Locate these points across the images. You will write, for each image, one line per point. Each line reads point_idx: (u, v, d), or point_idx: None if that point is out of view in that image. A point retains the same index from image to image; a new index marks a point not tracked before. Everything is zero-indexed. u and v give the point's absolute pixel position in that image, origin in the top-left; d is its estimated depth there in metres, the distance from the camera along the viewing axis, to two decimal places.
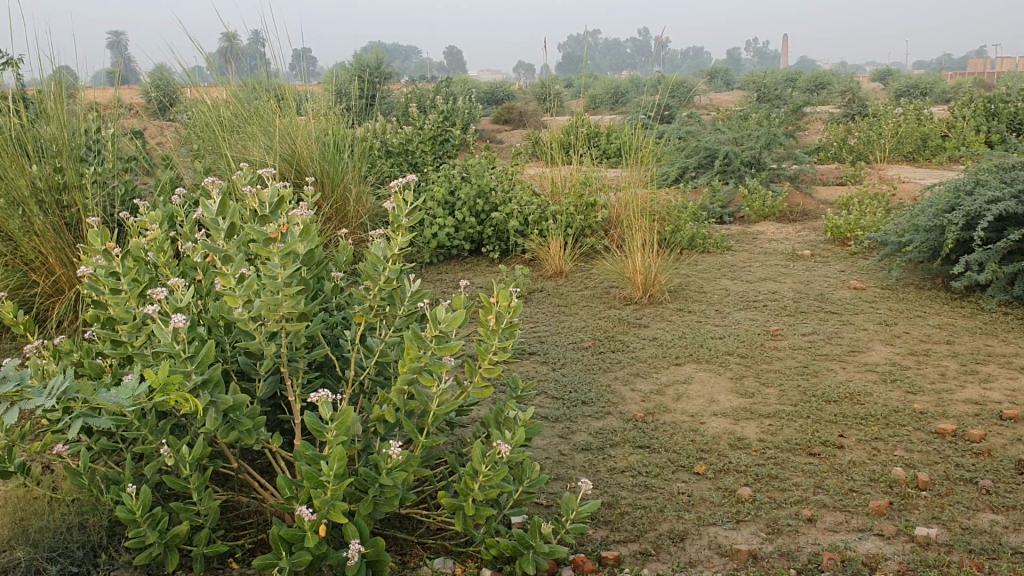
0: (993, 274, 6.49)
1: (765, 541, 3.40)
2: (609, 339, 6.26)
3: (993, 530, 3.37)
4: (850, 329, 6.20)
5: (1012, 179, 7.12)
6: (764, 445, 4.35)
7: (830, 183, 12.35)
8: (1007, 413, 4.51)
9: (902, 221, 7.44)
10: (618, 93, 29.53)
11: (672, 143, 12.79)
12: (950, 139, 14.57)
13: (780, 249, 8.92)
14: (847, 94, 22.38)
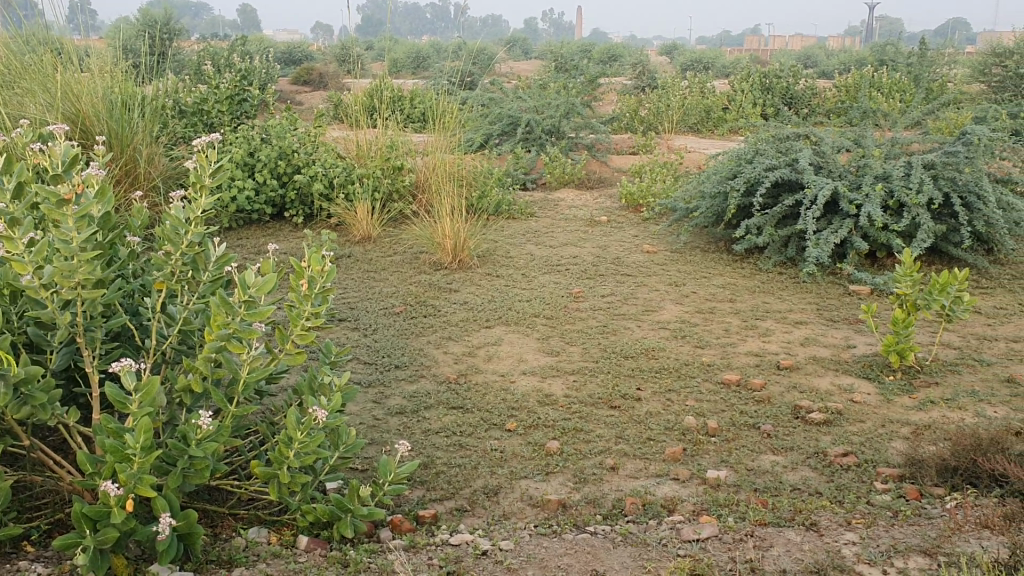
0: (770, 237, 7.03)
1: (573, 490, 3.57)
2: (419, 303, 6.30)
3: (773, 470, 3.69)
4: (644, 290, 6.55)
5: (786, 149, 7.70)
6: (569, 400, 4.55)
7: (624, 152, 12.91)
8: (784, 362, 4.92)
9: (690, 188, 7.90)
10: (420, 58, 29.43)
11: (476, 110, 12.93)
12: (731, 111, 15.56)
13: (580, 215, 9.26)
14: (638, 67, 23.35)
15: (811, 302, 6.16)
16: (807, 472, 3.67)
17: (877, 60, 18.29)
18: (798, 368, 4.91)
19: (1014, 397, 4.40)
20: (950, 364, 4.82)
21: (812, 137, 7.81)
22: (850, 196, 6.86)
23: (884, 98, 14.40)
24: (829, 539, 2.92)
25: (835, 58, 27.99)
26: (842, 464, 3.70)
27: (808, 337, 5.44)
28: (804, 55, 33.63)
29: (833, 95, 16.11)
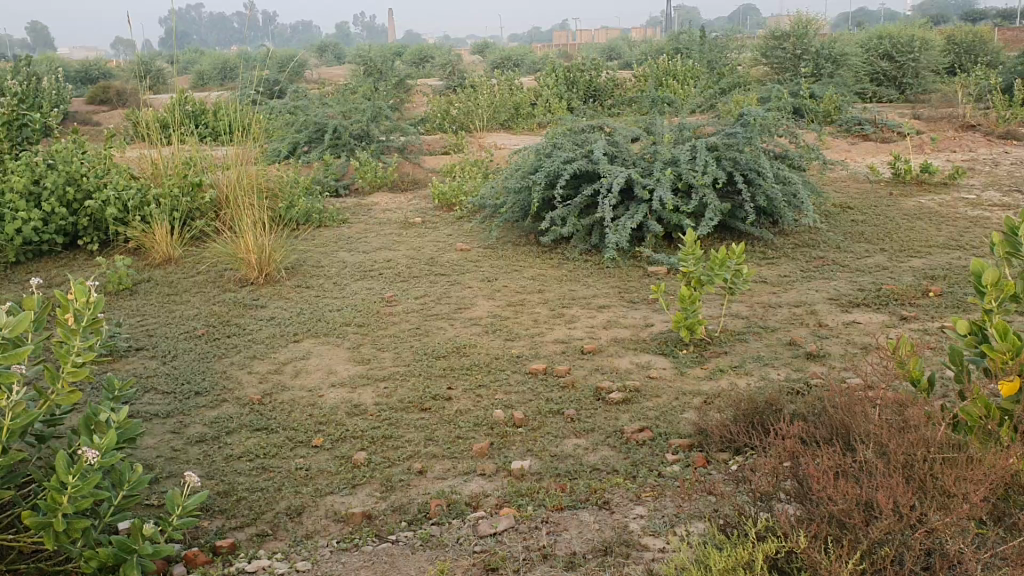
0: (574, 227, 7.22)
1: (380, 500, 3.54)
2: (223, 324, 6.08)
3: (575, 452, 3.79)
4: (456, 288, 6.58)
5: (582, 140, 7.92)
6: (379, 408, 4.51)
7: (437, 152, 12.92)
8: (587, 347, 5.06)
9: (495, 184, 8.00)
10: (227, 68, 28.34)
11: (282, 120, 12.61)
12: (539, 106, 15.85)
13: (393, 218, 9.20)
14: (447, 68, 23.45)
15: (613, 286, 6.37)
16: (606, 451, 3.79)
17: (672, 49, 19.07)
18: (601, 351, 5.07)
19: (796, 359, 4.69)
20: (738, 333, 5.10)
21: (606, 128, 8.06)
22: (643, 181, 7.14)
23: (678, 85, 15.04)
24: (619, 515, 3.08)
25: (637, 47, 28.97)
26: (638, 440, 3.84)
27: (610, 320, 5.62)
28: (608, 47, 34.73)
29: (634, 85, 16.71)
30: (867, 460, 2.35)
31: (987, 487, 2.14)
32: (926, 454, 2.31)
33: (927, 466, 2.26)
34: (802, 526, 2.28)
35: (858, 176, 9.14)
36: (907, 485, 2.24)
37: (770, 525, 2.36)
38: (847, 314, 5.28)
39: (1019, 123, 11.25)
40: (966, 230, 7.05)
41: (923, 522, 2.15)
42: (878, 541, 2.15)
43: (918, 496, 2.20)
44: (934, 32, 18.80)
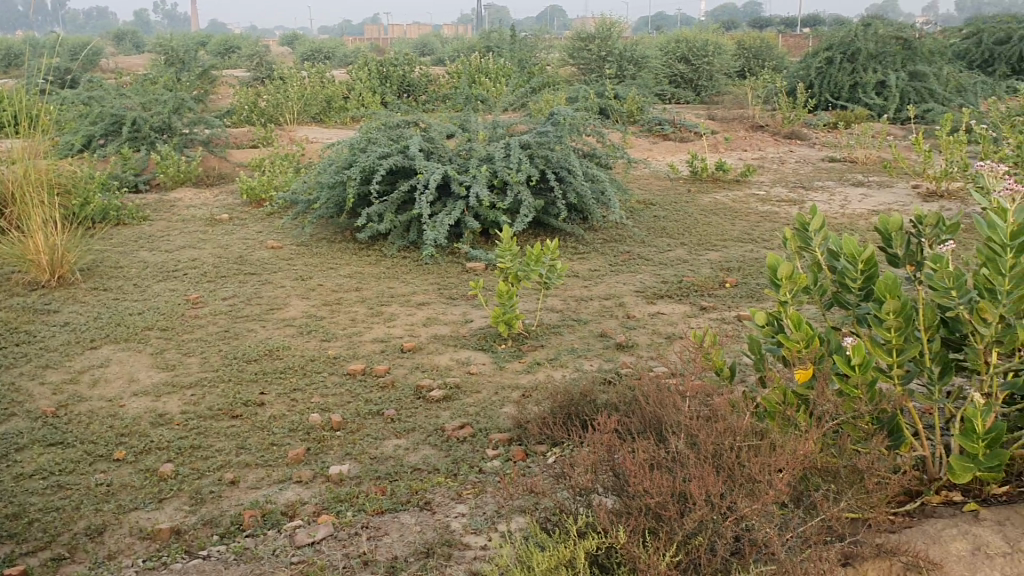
0: (391, 224, 7.14)
1: (189, 514, 3.35)
2: (10, 331, 5.60)
3: (395, 454, 3.74)
4: (268, 288, 6.36)
5: (397, 136, 7.84)
6: (187, 416, 4.28)
7: (245, 146, 12.47)
8: (405, 345, 5.01)
9: (308, 179, 7.79)
10: (9, 54, 26.21)
11: (73, 111, 11.78)
12: (351, 100, 15.60)
13: (199, 215, 8.79)
14: (255, 59, 22.69)
15: (431, 283, 6.35)
16: (426, 450, 3.76)
17: (483, 47, 19.26)
18: (419, 349, 5.03)
19: (608, 350, 4.82)
20: (553, 327, 5.20)
21: (420, 124, 8.02)
22: (459, 178, 7.15)
23: (490, 82, 15.19)
24: (441, 515, 3.07)
25: (451, 43, 29.06)
26: (457, 437, 3.84)
27: (428, 317, 5.59)
28: (420, 43, 34.69)
29: (446, 81, 16.76)
30: (680, 451, 2.36)
31: (792, 473, 2.16)
32: (734, 442, 2.32)
33: (736, 454, 2.27)
34: (621, 520, 2.27)
35: (660, 174, 9.56)
36: (717, 473, 2.24)
37: (591, 521, 2.36)
38: (653, 305, 5.49)
39: (802, 124, 12.10)
40: (758, 224, 7.50)
41: (732, 510, 2.18)
42: (691, 532, 2.16)
43: (728, 486, 2.21)
44: (725, 37, 19.91)
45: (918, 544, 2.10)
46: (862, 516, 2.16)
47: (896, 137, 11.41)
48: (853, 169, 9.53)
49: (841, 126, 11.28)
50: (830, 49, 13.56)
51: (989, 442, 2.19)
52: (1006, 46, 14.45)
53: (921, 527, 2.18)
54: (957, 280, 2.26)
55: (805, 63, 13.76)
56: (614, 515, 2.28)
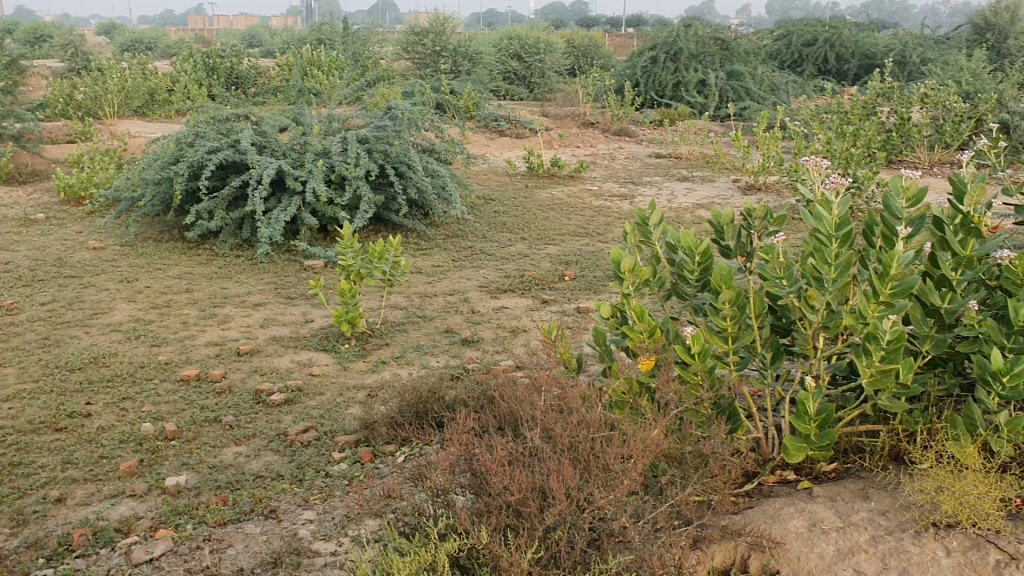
0: (223, 221, 6.86)
1: (10, 537, 3.10)
2: None
3: (236, 461, 3.59)
4: (90, 292, 5.98)
5: (227, 130, 7.52)
6: (3, 432, 3.96)
7: (59, 141, 11.70)
8: (243, 347, 4.83)
9: (132, 175, 7.37)
10: None
11: None
12: (175, 93, 14.91)
13: (9, 215, 8.17)
14: (67, 49, 21.34)
15: (268, 282, 6.15)
16: (269, 456, 3.64)
17: (314, 40, 18.85)
18: (258, 351, 4.86)
19: (452, 345, 4.81)
20: (397, 324, 5.14)
21: (252, 118, 7.73)
22: (294, 173, 6.94)
23: (323, 76, 14.87)
24: (288, 523, 2.98)
25: (280, 36, 28.29)
26: (302, 441, 3.72)
27: (266, 318, 5.41)
28: (247, 35, 33.60)
29: (277, 74, 16.30)
30: (537, 445, 2.17)
31: (645, 462, 2.07)
32: (589, 433, 2.17)
33: (592, 447, 2.12)
34: (479, 519, 2.09)
35: (497, 169, 9.64)
36: (573, 466, 2.09)
37: (448, 521, 2.16)
38: (496, 300, 5.51)
39: (630, 121, 12.49)
40: (593, 219, 7.68)
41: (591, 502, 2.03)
42: (551, 528, 2.00)
43: (584, 479, 2.06)
44: (555, 35, 20.28)
45: (761, 524, 2.15)
46: (704, 499, 2.16)
47: (717, 133, 11.95)
48: (680, 164, 9.92)
49: (666, 123, 11.72)
50: (654, 49, 14.06)
51: (820, 422, 2.28)
52: (813, 48, 15.40)
53: (760, 509, 2.25)
54: (787, 269, 2.35)
55: (632, 62, 14.21)
56: (471, 513, 2.08)
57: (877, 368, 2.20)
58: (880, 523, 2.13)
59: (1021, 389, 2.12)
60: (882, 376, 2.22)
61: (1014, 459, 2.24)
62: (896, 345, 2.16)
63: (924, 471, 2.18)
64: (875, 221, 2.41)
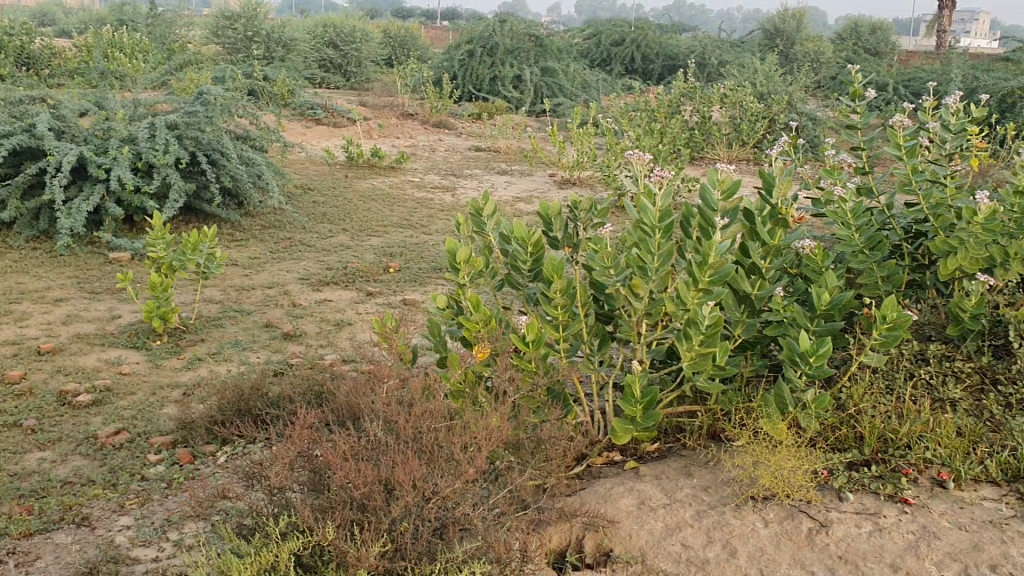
0: (16, 210, 6.36)
1: None
2: None
3: (40, 467, 3.34)
4: None
5: (20, 112, 6.94)
6: None
7: None
8: (43, 346, 4.49)
9: None
10: None
11: None
12: None
13: None
14: None
15: (70, 277, 5.75)
16: (78, 461, 3.41)
17: (114, 20, 17.73)
18: (61, 350, 4.54)
19: (273, 340, 4.67)
20: (214, 319, 4.94)
21: (48, 100, 7.18)
22: (98, 160, 6.50)
23: (124, 58, 14.02)
24: (102, 531, 2.81)
25: (75, 14, 26.47)
26: (114, 444, 3.51)
27: (69, 314, 5.06)
28: (37, 11, 31.18)
29: (73, 54, 15.23)
30: (379, 438, 2.09)
31: (489, 450, 2.05)
32: (431, 424, 2.12)
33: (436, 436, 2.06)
34: (324, 514, 1.99)
35: (315, 159, 9.43)
36: (418, 458, 2.04)
37: (291, 517, 2.04)
38: (318, 292, 5.39)
39: (449, 114, 12.53)
40: (414, 211, 7.65)
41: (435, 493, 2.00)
42: (397, 520, 1.94)
43: (429, 470, 2.01)
44: (370, 25, 20.03)
45: (594, 505, 2.22)
46: (542, 483, 2.19)
47: (533, 127, 12.18)
48: (498, 158, 10.05)
49: (484, 116, 11.83)
50: (471, 43, 14.14)
51: (645, 404, 2.35)
52: (621, 47, 15.97)
53: (592, 490, 2.32)
54: (613, 258, 2.40)
55: (449, 55, 14.24)
56: (315, 508, 1.98)
57: (697, 352, 2.30)
58: (703, 498, 2.25)
59: (823, 368, 2.28)
60: (701, 358, 2.32)
61: (819, 433, 2.42)
62: (714, 329, 2.27)
63: (741, 447, 2.32)
64: (691, 213, 2.52)
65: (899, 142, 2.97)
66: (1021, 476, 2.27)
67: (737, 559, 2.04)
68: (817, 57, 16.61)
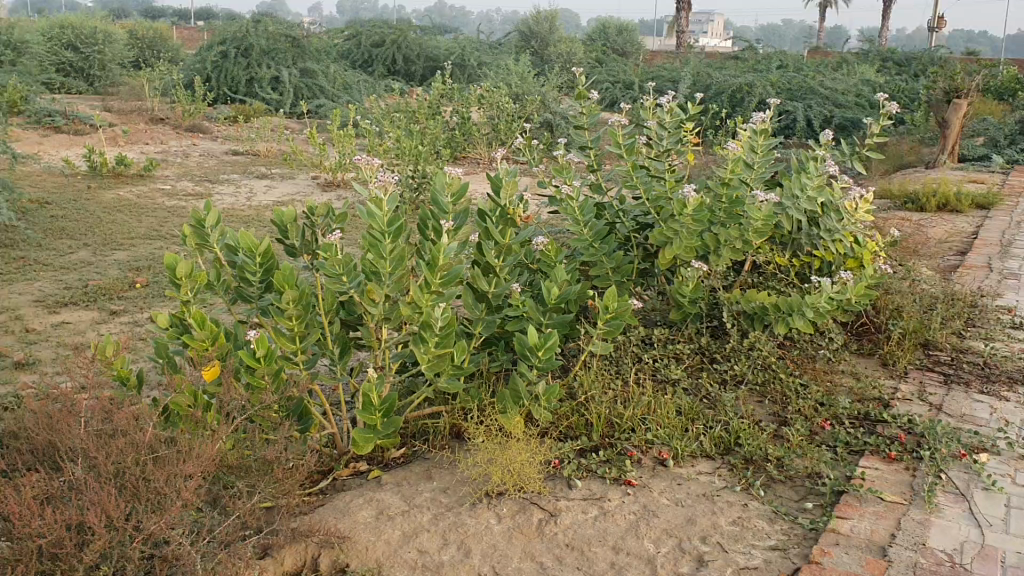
0: None
1: None
2: None
3: None
4: None
5: None
6: None
7: None
8: None
9: None
10: None
11: None
12: None
13: None
14: None
15: None
16: None
17: None
18: None
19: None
20: None
21: None
22: None
23: None
24: None
25: None
26: None
27: None
28: None
29: None
30: (77, 476, 1.89)
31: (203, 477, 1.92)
32: (138, 456, 1.96)
33: (140, 471, 1.90)
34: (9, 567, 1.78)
35: (52, 170, 8.70)
36: (120, 496, 1.87)
37: None
38: (54, 315, 4.95)
39: (202, 117, 11.95)
40: (165, 221, 7.24)
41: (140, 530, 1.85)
42: (95, 566, 1.77)
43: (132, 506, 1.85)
44: (113, 25, 18.73)
45: (331, 520, 2.16)
46: (273, 504, 2.09)
47: (293, 130, 11.84)
48: (257, 162, 9.69)
49: (240, 119, 11.39)
50: (224, 43, 13.55)
51: (385, 411, 2.30)
52: (381, 49, 15.89)
53: (332, 504, 2.26)
54: (347, 265, 2.33)
55: (200, 56, 13.57)
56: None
57: (433, 354, 2.31)
58: (441, 501, 2.26)
59: (552, 360, 2.38)
60: (438, 360, 2.33)
61: (551, 423, 2.50)
62: (447, 331, 2.29)
63: (476, 445, 2.34)
64: (428, 215, 2.52)
65: (619, 140, 3.19)
66: (732, 448, 2.45)
67: (471, 558, 2.03)
68: (570, 57, 17.29)
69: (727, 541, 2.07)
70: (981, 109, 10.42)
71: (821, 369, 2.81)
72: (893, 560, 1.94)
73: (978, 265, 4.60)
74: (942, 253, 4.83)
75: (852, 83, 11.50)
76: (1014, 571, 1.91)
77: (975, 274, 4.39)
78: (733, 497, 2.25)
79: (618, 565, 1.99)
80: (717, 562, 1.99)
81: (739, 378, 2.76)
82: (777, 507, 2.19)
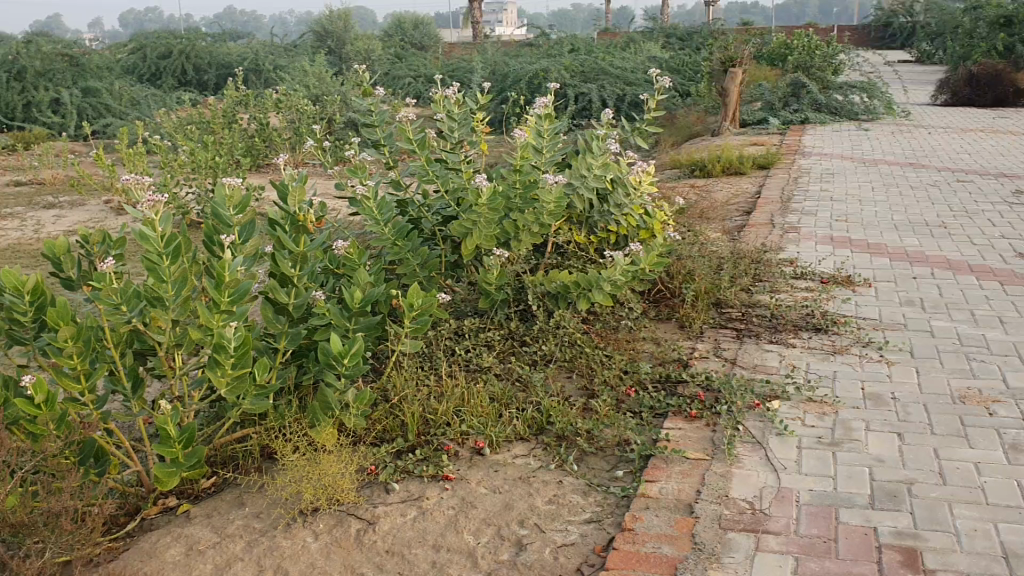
0: None
1: None
2: None
3: None
4: None
5: None
6: None
7: None
8: None
9: None
10: None
11: None
12: None
13: None
14: None
15: None
16: None
17: None
18: None
19: None
20: None
21: None
22: None
23: None
24: None
25: None
26: None
27: None
28: None
29: None
30: None
31: None
32: None
33: None
34: None
35: None
36: None
37: None
38: None
39: None
40: None
41: None
42: None
43: None
44: None
45: (135, 566, 2.04)
46: (68, 559, 2.00)
47: (79, 154, 11.10)
48: (42, 191, 9.03)
49: (19, 147, 10.57)
50: None
51: (186, 441, 2.20)
52: (168, 60, 15.10)
53: (137, 548, 2.14)
54: (126, 293, 2.20)
55: None
56: None
57: (231, 376, 2.23)
58: (254, 526, 2.17)
59: (358, 365, 2.35)
60: (237, 382, 2.25)
61: (365, 429, 2.46)
62: (242, 351, 2.20)
63: (285, 464, 2.26)
64: (212, 231, 2.42)
65: (410, 136, 3.20)
66: (545, 428, 2.50)
67: None
68: (368, 54, 17.06)
69: (544, 521, 2.10)
70: (757, 76, 11.08)
71: (624, 339, 2.93)
72: (700, 515, 2.03)
73: (762, 222, 4.89)
74: (729, 215, 5.11)
75: (638, 61, 11.97)
76: (807, 508, 2.05)
77: (759, 232, 4.66)
78: (548, 476, 2.29)
79: (439, 563, 1.98)
80: (535, 545, 2.02)
81: (548, 357, 2.82)
82: (590, 480, 2.25)
